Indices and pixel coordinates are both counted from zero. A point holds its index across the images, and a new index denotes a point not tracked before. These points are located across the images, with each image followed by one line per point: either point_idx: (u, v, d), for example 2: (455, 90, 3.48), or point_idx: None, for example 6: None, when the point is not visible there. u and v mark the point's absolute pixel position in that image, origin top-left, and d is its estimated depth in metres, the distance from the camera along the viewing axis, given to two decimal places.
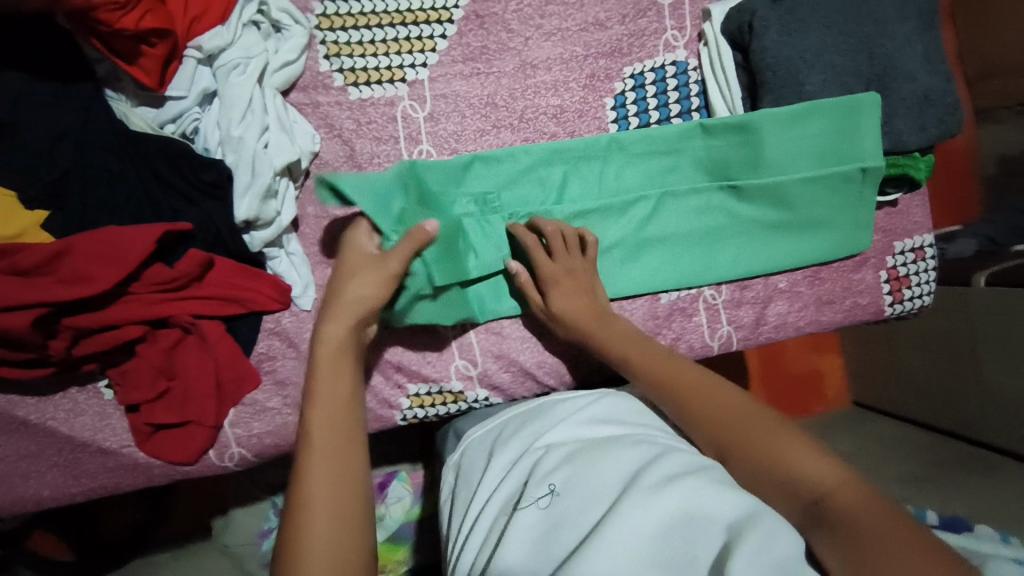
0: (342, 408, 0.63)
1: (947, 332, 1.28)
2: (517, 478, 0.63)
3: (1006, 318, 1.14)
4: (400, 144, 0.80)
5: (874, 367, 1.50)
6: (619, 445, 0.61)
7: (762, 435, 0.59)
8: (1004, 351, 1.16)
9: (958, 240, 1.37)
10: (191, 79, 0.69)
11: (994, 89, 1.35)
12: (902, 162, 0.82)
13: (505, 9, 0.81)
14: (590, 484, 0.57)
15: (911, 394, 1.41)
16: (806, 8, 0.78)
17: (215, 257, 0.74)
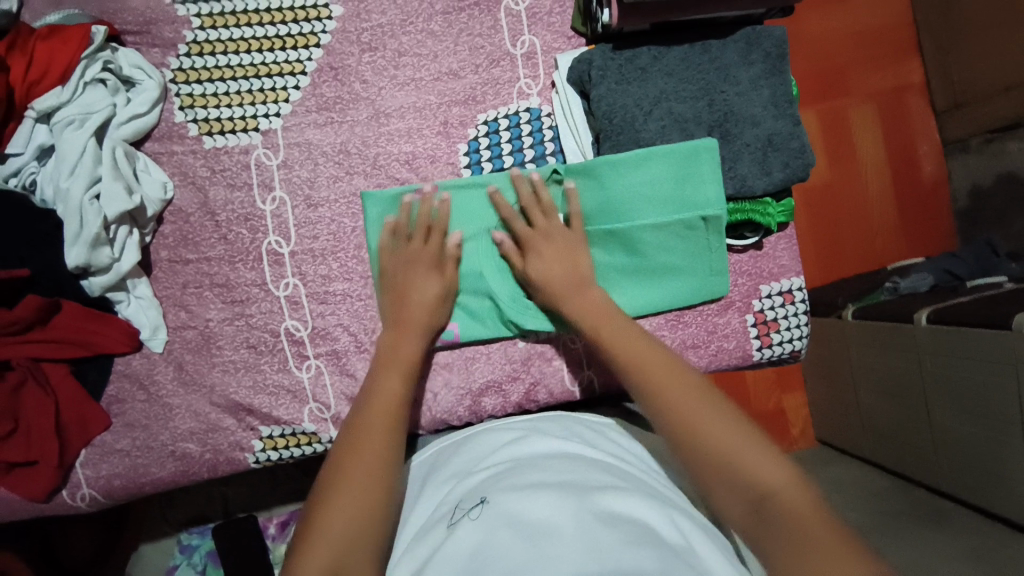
0: (389, 405, 0.64)
1: (893, 369, 1.19)
2: (455, 495, 0.60)
3: (946, 360, 1.05)
4: (253, 191, 0.83)
5: (834, 404, 1.41)
6: (556, 459, 0.60)
7: (716, 433, 0.55)
8: (946, 398, 1.08)
9: (912, 273, 1.28)
10: (29, 137, 0.73)
11: (967, 117, 1.35)
12: (746, 208, 0.80)
13: (358, 61, 0.84)
14: (542, 483, 0.55)
15: (861, 434, 1.33)
16: (647, 57, 0.79)
17: (61, 300, 0.77)
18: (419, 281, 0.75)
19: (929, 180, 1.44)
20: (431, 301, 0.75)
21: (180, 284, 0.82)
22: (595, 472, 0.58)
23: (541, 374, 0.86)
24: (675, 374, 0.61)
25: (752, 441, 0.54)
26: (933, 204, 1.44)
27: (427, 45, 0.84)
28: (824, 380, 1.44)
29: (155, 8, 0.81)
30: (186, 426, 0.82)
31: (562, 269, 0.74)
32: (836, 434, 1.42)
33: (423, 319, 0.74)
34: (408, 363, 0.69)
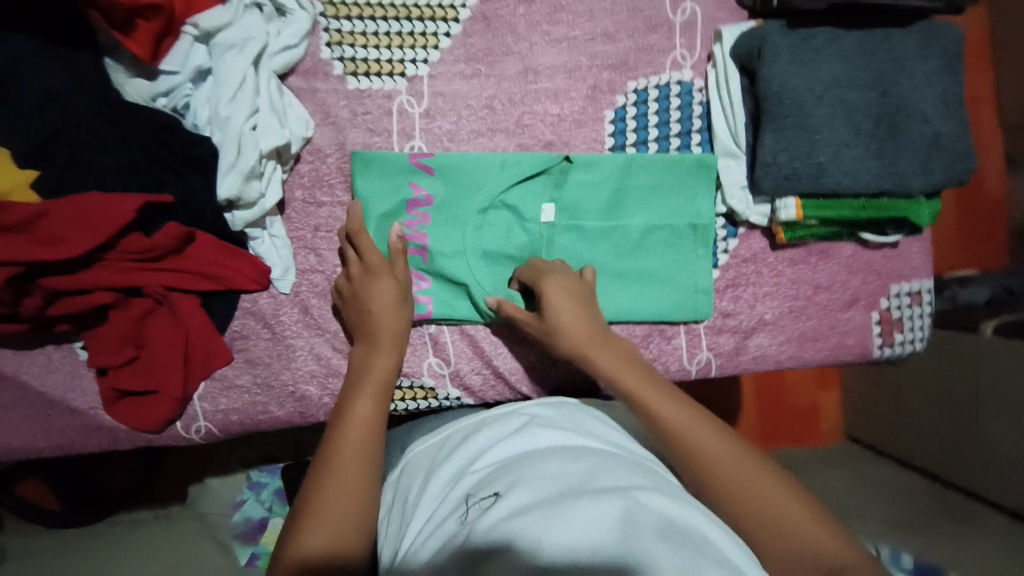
0: (361, 434, 0.62)
1: (944, 373, 1.20)
2: (462, 488, 0.56)
3: (1014, 366, 1.05)
4: (393, 138, 0.80)
5: (882, 405, 1.38)
6: (562, 454, 0.56)
7: (754, 484, 0.53)
8: (1000, 406, 1.08)
9: (972, 285, 1.29)
10: (185, 56, 0.69)
11: None
12: (902, 206, 0.79)
13: (513, 12, 0.81)
14: (566, 475, 0.52)
15: (905, 434, 1.32)
16: (822, 39, 0.76)
17: (196, 231, 0.74)
18: (370, 292, 0.73)
19: (988, 195, 1.39)
20: (397, 328, 0.73)
21: (312, 226, 0.80)
22: (620, 466, 0.54)
23: (659, 351, 0.85)
24: (703, 423, 0.58)
25: (790, 492, 0.53)
26: (991, 220, 1.40)
27: (585, 4, 0.81)
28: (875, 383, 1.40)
29: None
30: (307, 369, 0.81)
31: (580, 318, 0.71)
32: (878, 437, 1.40)
33: (387, 347, 0.71)
34: (378, 381, 0.68)
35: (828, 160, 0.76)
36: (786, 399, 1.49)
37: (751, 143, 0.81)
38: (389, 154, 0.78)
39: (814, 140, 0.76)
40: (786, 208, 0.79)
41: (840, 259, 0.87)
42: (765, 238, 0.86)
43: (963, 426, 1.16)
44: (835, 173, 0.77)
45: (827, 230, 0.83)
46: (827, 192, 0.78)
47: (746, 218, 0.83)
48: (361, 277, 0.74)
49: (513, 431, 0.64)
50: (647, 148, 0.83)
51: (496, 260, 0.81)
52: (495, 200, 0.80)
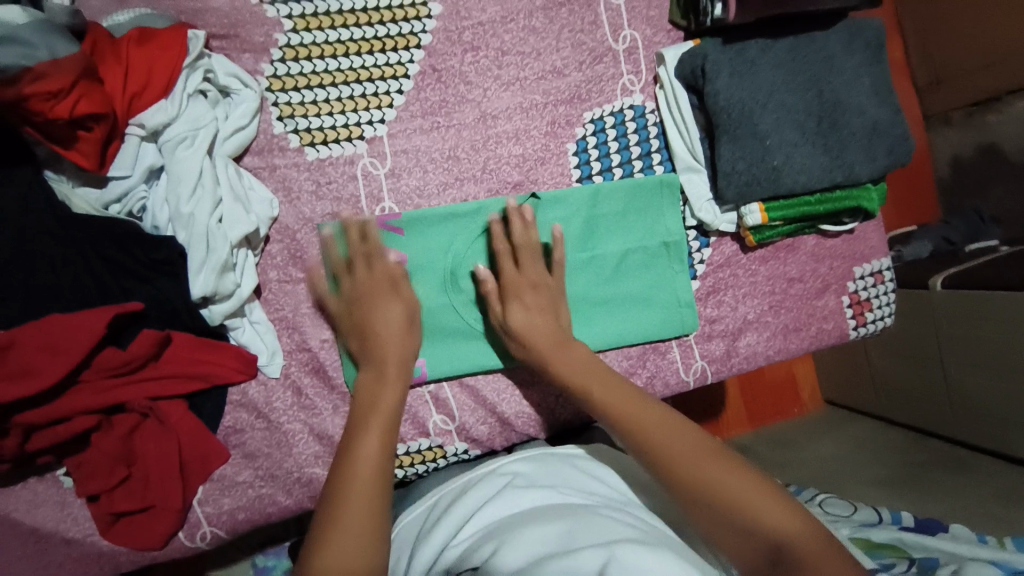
0: (374, 467, 0.58)
1: (908, 332, 1.27)
2: (447, 560, 0.57)
3: (968, 320, 1.12)
4: (362, 203, 0.79)
5: (851, 367, 1.45)
6: (543, 516, 0.58)
7: (706, 468, 0.55)
8: (961, 354, 1.16)
9: (914, 241, 1.38)
10: (135, 157, 0.66)
11: (945, 94, 1.39)
12: (856, 194, 0.84)
13: (462, 61, 0.81)
14: (542, 546, 0.53)
15: (877, 392, 1.40)
16: (755, 50, 0.80)
17: (172, 332, 0.71)
18: (377, 310, 0.72)
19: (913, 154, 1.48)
20: (407, 351, 0.72)
21: (292, 305, 0.77)
22: (593, 520, 0.56)
23: (656, 367, 0.87)
24: (667, 423, 0.60)
25: (739, 471, 0.55)
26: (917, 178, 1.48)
27: (530, 43, 0.82)
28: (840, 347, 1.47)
29: (241, 8, 0.74)
30: (311, 451, 0.78)
31: (546, 320, 0.75)
32: (852, 397, 1.48)
33: (396, 371, 0.70)
34: (387, 417, 0.64)
35: (782, 162, 0.80)
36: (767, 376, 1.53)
37: (707, 156, 0.84)
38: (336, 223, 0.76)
39: (766, 146, 0.79)
40: (750, 214, 0.83)
41: (805, 250, 0.91)
42: (735, 242, 0.89)
43: (930, 376, 1.25)
44: (790, 173, 0.80)
45: (790, 227, 0.86)
46: (785, 194, 0.82)
47: (716, 228, 0.86)
48: (356, 291, 0.73)
49: (495, 491, 0.65)
50: (611, 174, 0.85)
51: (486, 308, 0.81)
52: (472, 247, 0.80)
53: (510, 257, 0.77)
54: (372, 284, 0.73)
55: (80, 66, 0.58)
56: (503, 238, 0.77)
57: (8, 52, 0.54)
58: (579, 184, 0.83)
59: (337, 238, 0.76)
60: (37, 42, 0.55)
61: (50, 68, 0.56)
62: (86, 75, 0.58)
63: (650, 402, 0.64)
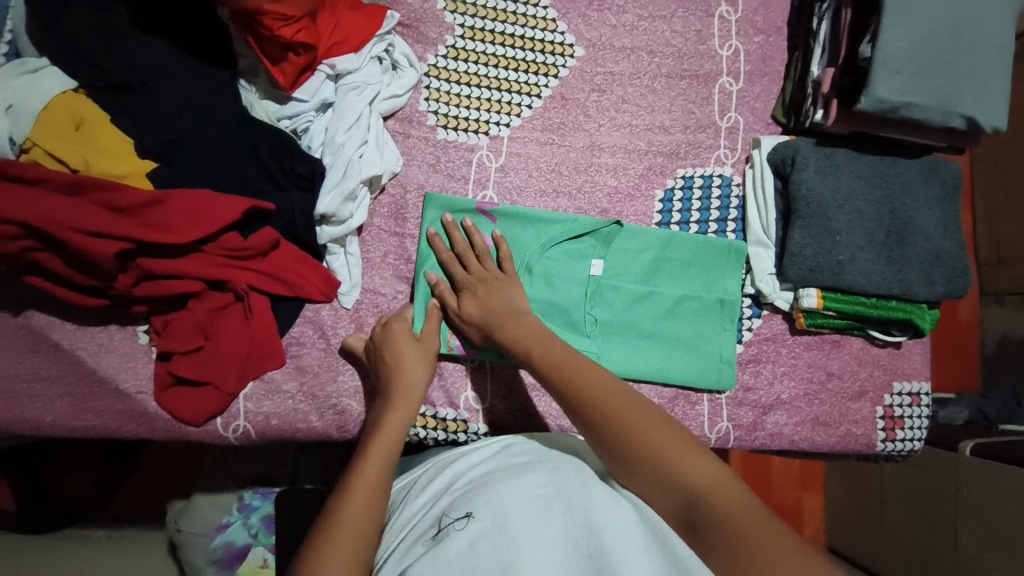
0: (375, 481, 0.62)
1: (929, 492, 1.25)
2: (437, 507, 0.62)
3: (991, 491, 1.11)
4: (468, 186, 0.90)
5: (860, 514, 1.44)
6: (534, 473, 0.62)
7: (638, 428, 0.58)
8: (981, 527, 1.12)
9: (950, 406, 1.37)
10: (317, 89, 0.79)
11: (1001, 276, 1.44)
12: (908, 308, 0.90)
13: (587, 97, 0.94)
14: (531, 498, 0.56)
15: (884, 546, 1.35)
16: (843, 157, 0.90)
17: (283, 239, 0.81)
18: (406, 362, 0.75)
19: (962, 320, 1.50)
20: (417, 381, 0.74)
21: (382, 251, 0.87)
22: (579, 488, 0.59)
23: (683, 415, 0.90)
24: (605, 386, 0.62)
25: (656, 423, 0.58)
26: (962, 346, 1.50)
27: (647, 99, 0.95)
28: (852, 486, 1.47)
29: (427, 9, 0.90)
30: (353, 383, 0.84)
31: (490, 306, 0.78)
32: (860, 548, 1.42)
33: (412, 405, 0.72)
34: (388, 441, 0.66)
35: (847, 259, 0.87)
36: (773, 494, 1.54)
37: (779, 237, 0.92)
38: (459, 199, 0.86)
39: (835, 240, 0.87)
40: (807, 297, 0.88)
41: (851, 350, 0.94)
42: (785, 321, 0.94)
43: (942, 542, 1.20)
44: (853, 271, 0.87)
45: (840, 321, 0.91)
46: (845, 288, 0.88)
47: (771, 300, 0.92)
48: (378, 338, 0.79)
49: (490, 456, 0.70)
50: (688, 227, 0.94)
51: (546, 308, 0.87)
52: (549, 250, 0.87)
53: (461, 259, 0.82)
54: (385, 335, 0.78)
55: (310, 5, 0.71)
56: (456, 240, 0.82)
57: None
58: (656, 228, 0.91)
59: (440, 207, 0.86)
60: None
61: None
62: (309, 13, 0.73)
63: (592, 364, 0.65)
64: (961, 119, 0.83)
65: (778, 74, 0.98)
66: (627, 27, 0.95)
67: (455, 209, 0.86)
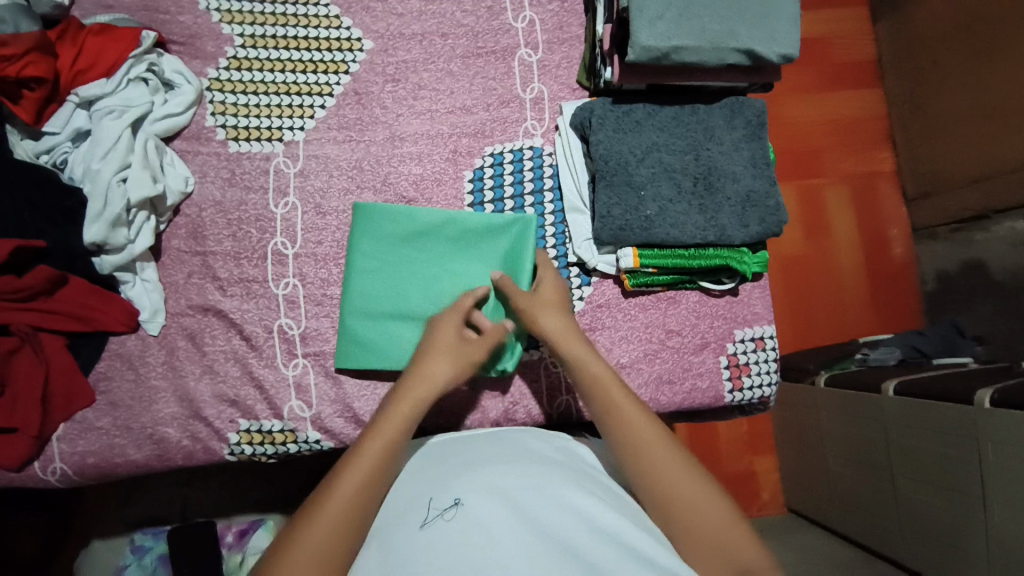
0: (371, 468, 0.59)
1: (863, 437, 1.13)
2: (422, 496, 0.59)
3: (922, 431, 0.98)
4: (268, 195, 0.88)
5: (808, 468, 1.32)
6: (534, 468, 0.61)
7: (682, 480, 0.58)
8: (912, 469, 1.01)
9: (881, 346, 1.25)
10: (68, 120, 0.80)
11: (932, 208, 1.38)
12: (727, 254, 0.88)
13: (381, 89, 0.92)
14: (520, 489, 0.56)
15: (833, 503, 1.24)
16: (642, 112, 0.88)
17: (70, 275, 0.80)
18: (439, 352, 0.73)
19: (892, 262, 1.45)
20: (440, 375, 0.70)
21: (184, 272, 0.86)
22: (570, 486, 0.58)
23: (520, 394, 0.89)
24: (654, 429, 0.62)
25: (696, 474, 0.59)
26: (901, 289, 1.45)
27: (445, 82, 0.93)
28: (794, 439, 1.36)
29: (201, 23, 0.89)
30: (169, 410, 0.83)
31: (563, 318, 0.75)
32: (812, 504, 1.32)
33: (432, 387, 0.68)
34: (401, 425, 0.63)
35: (655, 213, 0.86)
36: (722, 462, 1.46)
37: (592, 199, 0.90)
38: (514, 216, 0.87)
39: (640, 196, 0.86)
40: (623, 257, 0.87)
41: (686, 305, 0.92)
42: (615, 285, 0.92)
43: (883, 491, 1.09)
44: (662, 224, 0.86)
45: (667, 277, 0.90)
46: (658, 243, 0.87)
47: (593, 266, 0.90)
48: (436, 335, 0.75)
49: (487, 445, 0.67)
50: (503, 204, 0.92)
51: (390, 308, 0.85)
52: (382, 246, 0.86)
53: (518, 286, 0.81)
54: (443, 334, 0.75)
55: (34, 42, 0.74)
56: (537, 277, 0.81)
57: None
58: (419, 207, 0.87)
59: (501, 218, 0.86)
60: (6, 19, 0.75)
61: (9, 38, 0.74)
62: (36, 47, 0.75)
63: (645, 409, 0.64)
64: (740, 54, 0.81)
65: (577, 39, 0.96)
66: (415, 13, 0.94)
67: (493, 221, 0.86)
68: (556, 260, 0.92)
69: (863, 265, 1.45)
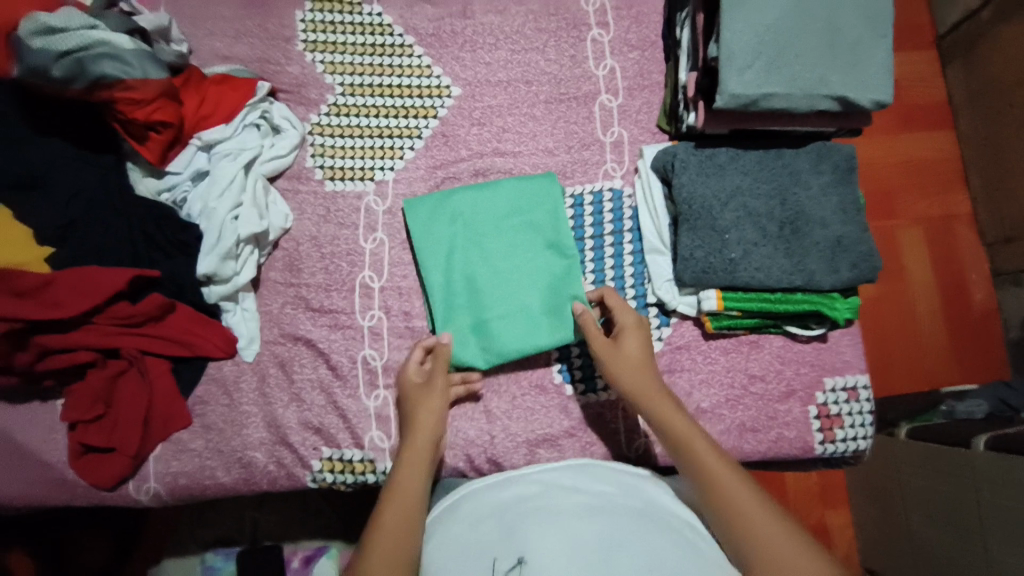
0: (399, 535, 0.63)
1: (951, 495, 1.04)
2: (485, 548, 0.60)
3: (1016, 492, 0.91)
4: (359, 231, 0.92)
5: (888, 526, 1.22)
6: (593, 521, 0.61)
7: (758, 519, 0.61)
8: (1005, 533, 0.93)
9: (968, 397, 1.19)
10: (189, 161, 0.88)
11: (1017, 252, 1.31)
12: (817, 300, 0.86)
13: (467, 132, 0.96)
14: (582, 550, 0.57)
15: (916, 561, 1.14)
16: (726, 156, 0.88)
17: (177, 303, 0.86)
18: (422, 405, 0.78)
19: (978, 306, 1.38)
20: (427, 430, 0.76)
21: (279, 303, 0.90)
22: (632, 541, 0.58)
23: (598, 435, 0.87)
24: (728, 468, 0.66)
25: (774, 515, 0.61)
26: (987, 336, 1.37)
27: (528, 126, 0.97)
28: (872, 490, 1.27)
29: (308, 74, 0.96)
30: (258, 435, 0.86)
31: (638, 370, 0.77)
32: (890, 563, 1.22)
33: (421, 452, 0.74)
34: (409, 493, 0.68)
35: (739, 256, 0.85)
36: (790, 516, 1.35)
37: (674, 241, 0.90)
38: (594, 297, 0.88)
39: (724, 239, 0.85)
40: (707, 299, 0.86)
41: (770, 350, 0.90)
42: (695, 327, 0.91)
43: (969, 553, 1.00)
44: (747, 267, 0.85)
45: (751, 320, 0.88)
46: (742, 286, 0.86)
47: (674, 307, 0.89)
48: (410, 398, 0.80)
49: (542, 486, 0.69)
50: (582, 243, 0.93)
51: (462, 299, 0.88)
52: (444, 232, 0.89)
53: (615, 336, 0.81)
54: (413, 390, 0.80)
55: (161, 88, 0.81)
56: (621, 321, 0.83)
57: (112, 67, 0.79)
58: (469, 199, 0.90)
59: (547, 204, 0.90)
60: (134, 63, 0.80)
61: (138, 84, 0.80)
62: (165, 94, 0.82)
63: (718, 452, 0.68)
64: (831, 101, 0.81)
65: (657, 84, 0.98)
66: (501, 61, 0.98)
67: (542, 199, 0.90)
68: (634, 301, 0.92)
69: (945, 312, 1.38)
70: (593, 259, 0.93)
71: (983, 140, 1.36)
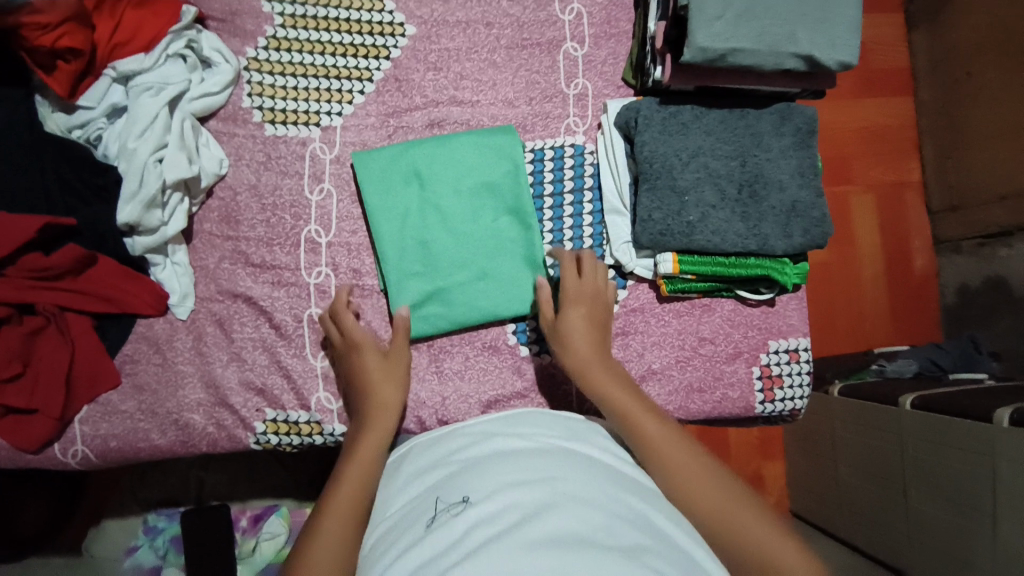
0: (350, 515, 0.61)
1: (879, 449, 1.11)
2: (433, 496, 0.58)
3: (939, 448, 0.97)
4: (303, 181, 0.86)
5: (817, 475, 1.30)
6: (543, 461, 0.59)
7: (701, 476, 0.62)
8: (926, 485, 1.00)
9: (900, 358, 1.25)
10: (104, 95, 0.78)
11: (960, 221, 1.36)
12: (769, 265, 0.87)
13: (422, 77, 0.90)
14: (532, 482, 0.55)
15: (838, 506, 1.23)
16: (689, 114, 0.86)
17: (100, 254, 0.78)
18: (383, 378, 0.77)
19: (917, 272, 1.44)
20: (387, 403, 0.75)
21: (215, 257, 0.84)
22: (584, 478, 0.57)
23: (550, 397, 0.87)
24: (671, 430, 0.67)
25: (714, 474, 0.63)
26: (922, 301, 1.44)
27: (488, 74, 0.91)
28: (805, 443, 1.35)
29: (242, 0, 0.86)
30: (195, 396, 0.82)
31: (584, 338, 0.77)
32: (815, 508, 1.31)
33: (380, 432, 0.72)
34: (364, 472, 0.66)
35: (697, 219, 0.84)
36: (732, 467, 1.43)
37: (633, 202, 0.88)
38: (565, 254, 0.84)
39: (683, 201, 0.84)
40: (663, 262, 0.85)
41: (721, 313, 0.91)
42: (651, 290, 0.91)
43: (893, 506, 1.08)
44: (704, 230, 0.84)
45: (705, 284, 0.88)
46: (698, 250, 0.85)
47: (630, 269, 0.88)
48: (365, 364, 0.77)
49: (492, 437, 0.67)
50: (541, 201, 0.90)
51: (421, 262, 0.84)
52: (401, 186, 0.84)
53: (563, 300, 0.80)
54: (369, 358, 0.78)
55: (72, 10, 0.71)
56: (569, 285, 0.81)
57: None
58: (428, 152, 0.85)
59: (508, 162, 0.86)
60: None
61: (44, 5, 0.70)
62: (74, 17, 0.72)
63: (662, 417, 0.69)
64: (798, 60, 0.79)
65: (625, 34, 0.93)
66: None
67: (502, 157, 0.86)
68: None
69: (887, 277, 1.43)
70: (551, 217, 0.90)
71: (939, 110, 1.38)
